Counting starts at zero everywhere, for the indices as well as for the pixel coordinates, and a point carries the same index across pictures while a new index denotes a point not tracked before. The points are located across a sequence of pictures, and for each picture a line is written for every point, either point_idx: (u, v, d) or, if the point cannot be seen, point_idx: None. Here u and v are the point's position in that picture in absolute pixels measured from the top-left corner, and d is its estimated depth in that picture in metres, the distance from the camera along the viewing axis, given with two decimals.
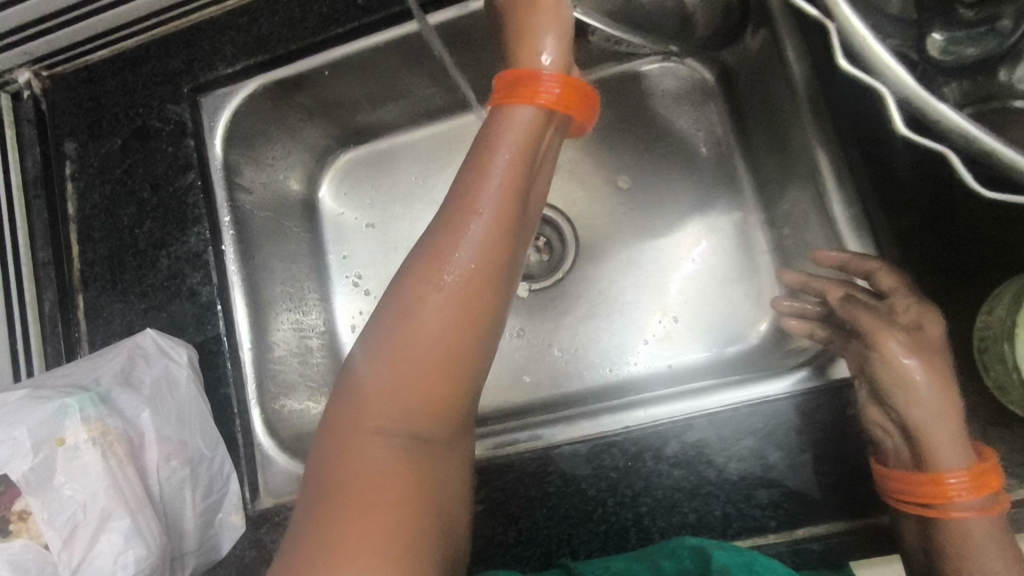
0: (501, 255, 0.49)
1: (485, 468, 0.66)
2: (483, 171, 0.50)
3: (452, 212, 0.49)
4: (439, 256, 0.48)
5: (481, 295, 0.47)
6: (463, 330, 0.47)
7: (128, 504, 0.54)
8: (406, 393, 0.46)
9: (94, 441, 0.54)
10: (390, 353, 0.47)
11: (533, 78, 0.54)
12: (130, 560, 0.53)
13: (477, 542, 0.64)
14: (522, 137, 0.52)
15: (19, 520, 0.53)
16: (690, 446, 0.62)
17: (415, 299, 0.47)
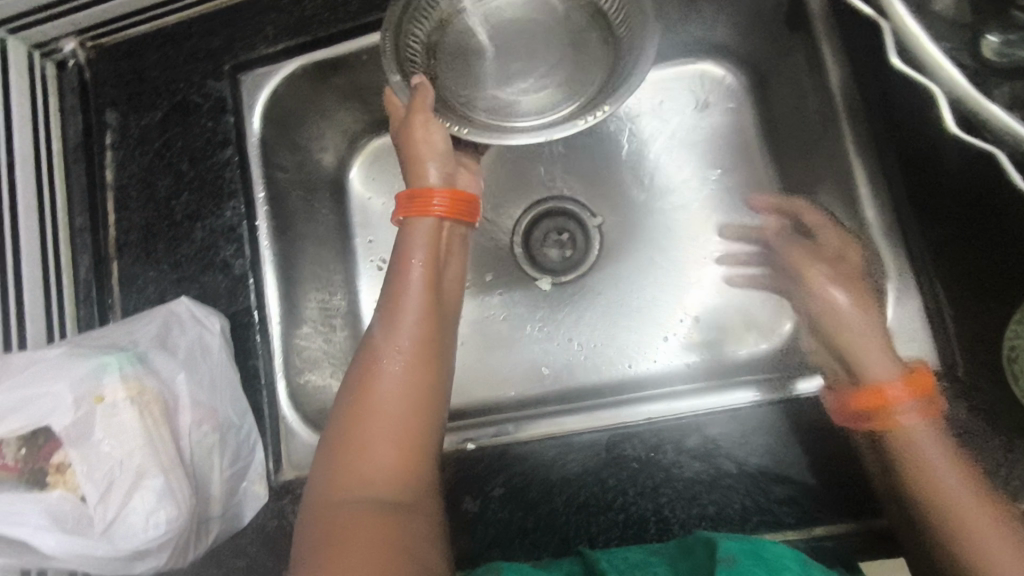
0: (429, 339, 0.64)
1: (503, 454, 0.67)
2: (406, 268, 0.65)
3: (387, 315, 0.64)
4: (380, 349, 0.62)
5: (418, 375, 0.62)
6: (409, 400, 0.60)
7: (163, 463, 0.55)
8: (371, 456, 0.57)
9: (131, 400, 0.55)
10: (349, 431, 0.59)
11: (425, 193, 0.67)
12: (162, 518, 0.54)
13: (495, 525, 0.65)
14: (429, 228, 0.66)
15: (56, 473, 0.55)
16: (711, 440, 0.63)
17: (365, 387, 0.60)
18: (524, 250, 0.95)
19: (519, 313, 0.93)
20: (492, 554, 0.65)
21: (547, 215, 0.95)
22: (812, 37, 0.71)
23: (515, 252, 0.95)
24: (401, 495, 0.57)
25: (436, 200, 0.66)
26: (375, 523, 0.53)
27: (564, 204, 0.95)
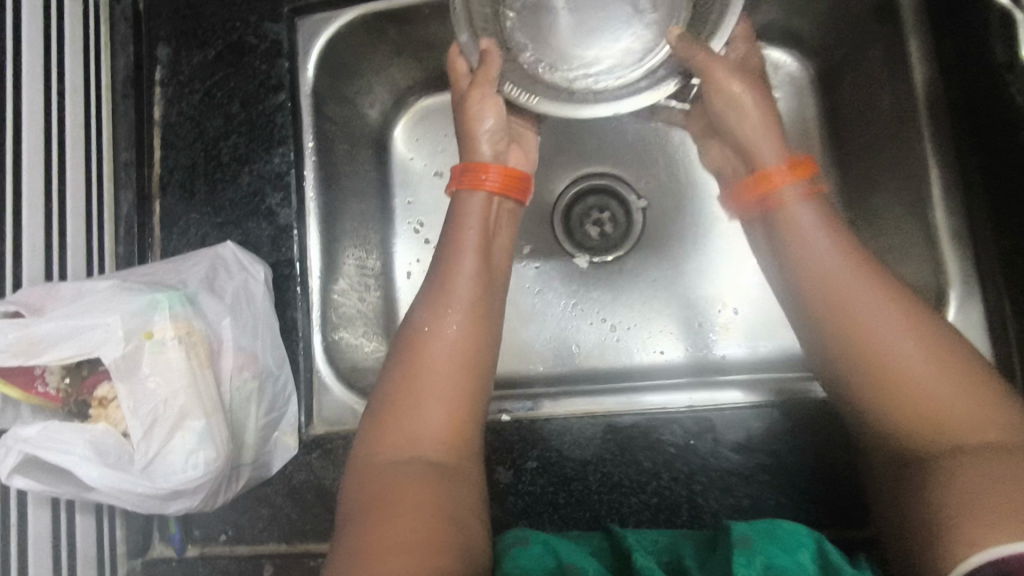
0: (479, 311, 0.63)
1: (540, 428, 0.66)
2: (458, 237, 0.64)
3: (436, 281, 0.63)
4: (427, 321, 0.61)
5: (468, 347, 0.61)
6: (456, 373, 0.59)
7: (204, 406, 0.55)
8: (416, 428, 0.57)
9: (180, 339, 0.55)
10: (397, 396, 0.58)
11: (478, 167, 0.66)
12: (201, 460, 0.54)
13: (525, 497, 0.65)
14: (480, 203, 0.66)
15: (99, 407, 0.54)
16: (754, 433, 0.62)
17: (413, 359, 0.60)
18: (563, 224, 0.93)
19: (554, 289, 0.91)
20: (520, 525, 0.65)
21: (590, 191, 0.93)
22: (902, 30, 0.68)
23: (552, 224, 0.93)
24: (448, 467, 0.56)
25: (489, 175, 0.66)
26: (418, 494, 0.53)
27: (609, 181, 0.93)
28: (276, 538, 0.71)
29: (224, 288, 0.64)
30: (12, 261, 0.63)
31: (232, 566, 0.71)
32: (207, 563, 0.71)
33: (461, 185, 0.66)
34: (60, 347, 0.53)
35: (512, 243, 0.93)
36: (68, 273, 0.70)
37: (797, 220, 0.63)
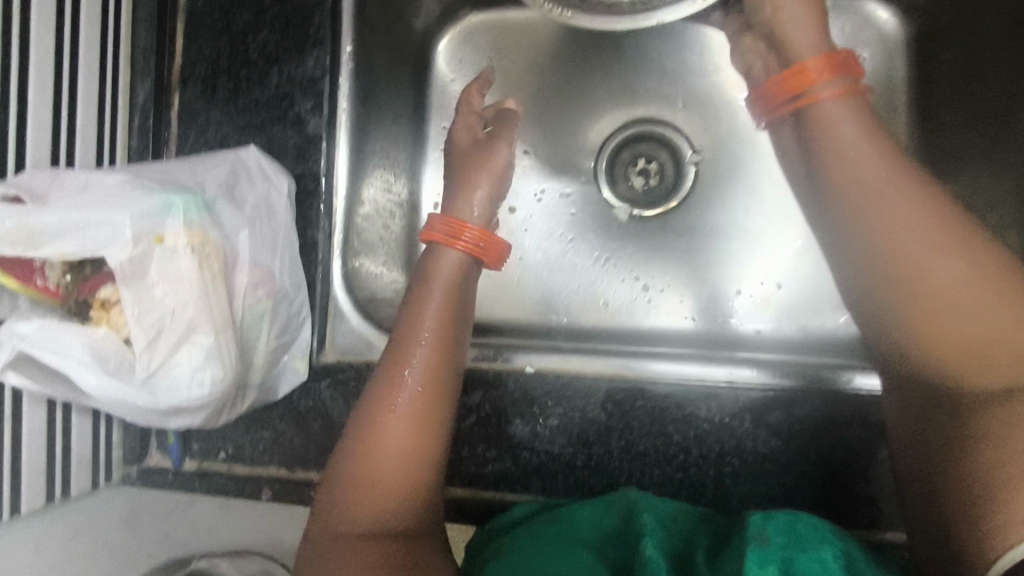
0: (444, 372, 0.59)
1: (569, 387, 0.62)
2: (423, 293, 0.61)
3: (399, 342, 0.60)
4: (387, 389, 0.58)
5: (431, 416, 0.58)
6: (413, 450, 0.56)
7: (214, 321, 0.50)
8: (373, 506, 0.55)
9: (193, 248, 0.50)
10: (354, 469, 0.56)
11: (453, 226, 0.64)
12: (207, 380, 0.50)
13: (541, 453, 0.62)
14: (452, 264, 0.63)
15: (101, 310, 0.50)
16: (797, 421, 0.58)
17: (367, 427, 0.57)
18: (607, 171, 0.86)
19: (590, 241, 0.85)
20: (531, 482, 0.62)
21: (641, 139, 0.85)
22: None
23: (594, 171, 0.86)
24: (405, 543, 0.55)
25: (463, 235, 0.64)
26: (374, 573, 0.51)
27: (663, 129, 0.85)
28: (276, 462, 0.68)
29: (244, 198, 0.59)
30: (15, 140, 0.58)
31: (230, 485, 0.68)
32: (205, 479, 0.69)
33: (436, 239, 0.64)
34: (64, 240, 0.48)
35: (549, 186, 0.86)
36: (77, 161, 0.64)
37: (834, 122, 0.53)
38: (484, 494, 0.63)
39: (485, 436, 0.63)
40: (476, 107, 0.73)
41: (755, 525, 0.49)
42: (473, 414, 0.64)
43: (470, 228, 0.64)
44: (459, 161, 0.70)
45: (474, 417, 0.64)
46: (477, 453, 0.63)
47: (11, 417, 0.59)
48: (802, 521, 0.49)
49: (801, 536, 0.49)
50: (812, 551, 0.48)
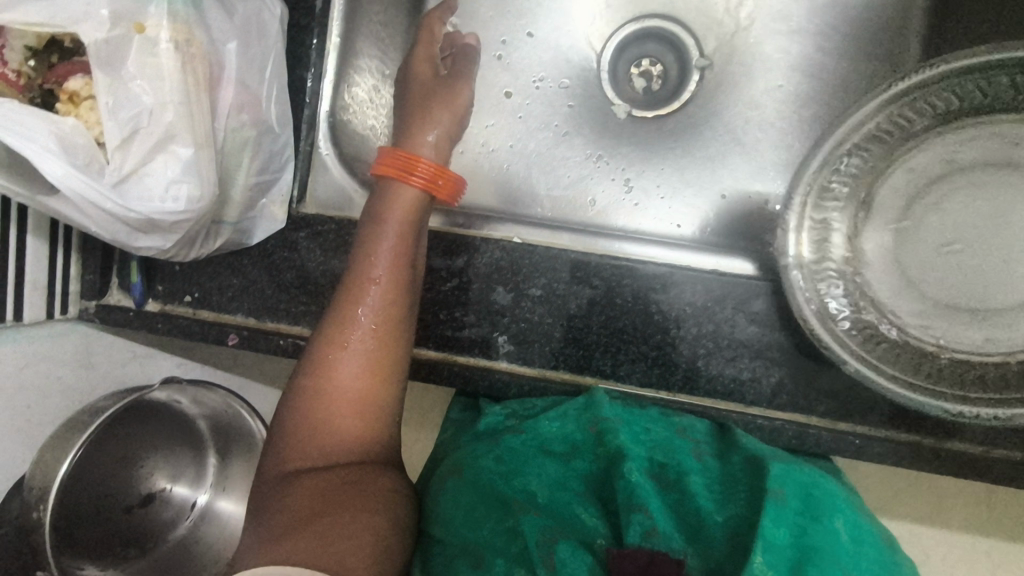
0: (399, 309, 0.56)
1: (558, 259, 0.62)
2: (377, 228, 0.56)
3: (354, 276, 0.56)
4: (339, 324, 0.55)
5: (385, 353, 0.55)
6: (369, 387, 0.54)
7: (195, 133, 0.47)
8: (326, 446, 0.53)
9: (176, 46, 0.45)
10: (306, 405, 0.54)
11: (408, 159, 0.58)
12: (182, 194, 0.47)
13: (522, 324, 0.62)
14: (408, 197, 0.57)
15: (69, 103, 0.46)
16: (771, 309, 0.60)
17: (320, 370, 0.54)
18: (611, 69, 0.81)
19: (579, 136, 0.79)
20: (508, 349, 0.62)
21: (647, 37, 0.81)
22: None
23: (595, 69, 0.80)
24: (360, 472, 0.52)
25: (418, 171, 0.58)
26: (330, 498, 0.50)
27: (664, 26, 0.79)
28: (244, 311, 0.66)
29: (236, 7, 0.51)
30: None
31: (194, 329, 0.66)
32: (167, 320, 0.67)
33: (388, 172, 0.58)
34: (28, 6, 0.43)
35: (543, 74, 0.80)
36: None
37: None
38: (458, 357, 0.63)
39: (466, 300, 0.63)
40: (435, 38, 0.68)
41: (775, 479, 0.49)
42: (454, 278, 0.63)
43: (425, 165, 0.58)
44: (419, 95, 0.64)
45: (454, 281, 0.63)
46: (454, 316, 0.63)
47: None
48: (820, 487, 0.50)
49: (815, 504, 0.49)
50: (827, 522, 0.48)
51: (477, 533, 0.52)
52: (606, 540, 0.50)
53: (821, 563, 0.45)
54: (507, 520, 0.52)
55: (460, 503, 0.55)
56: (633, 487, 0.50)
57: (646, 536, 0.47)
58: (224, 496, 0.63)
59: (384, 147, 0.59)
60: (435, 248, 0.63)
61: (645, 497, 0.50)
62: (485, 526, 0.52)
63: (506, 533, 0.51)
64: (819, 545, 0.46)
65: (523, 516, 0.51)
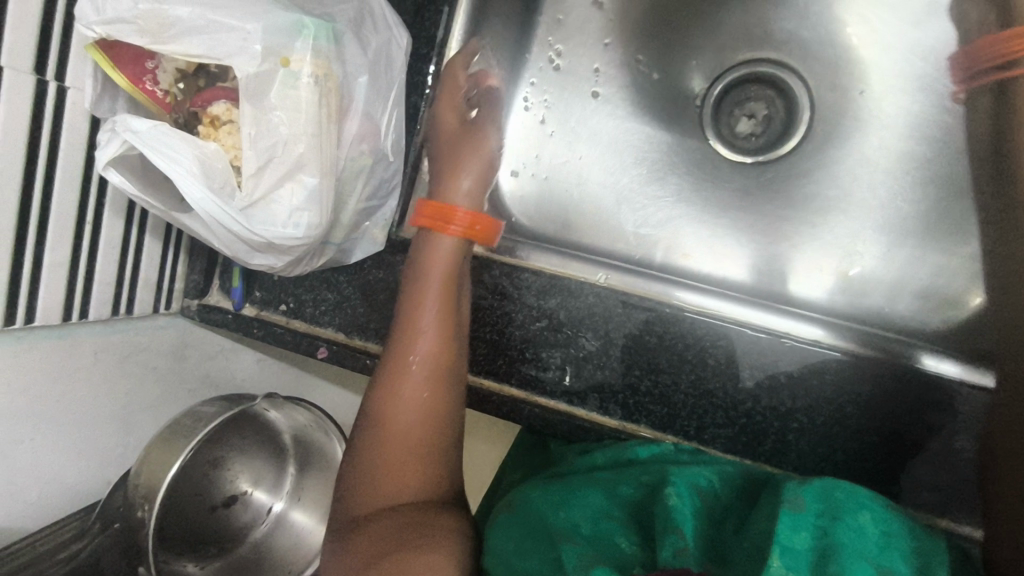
0: (451, 356, 0.56)
1: (649, 313, 0.61)
2: (421, 278, 0.57)
3: (402, 329, 0.56)
4: (394, 373, 0.54)
5: (443, 400, 0.54)
6: (431, 430, 0.53)
7: (321, 164, 0.48)
8: (390, 491, 0.50)
9: (316, 80, 0.47)
10: (366, 455, 0.51)
11: (445, 210, 0.59)
12: (303, 221, 0.49)
13: (607, 373, 0.61)
14: (450, 247, 0.58)
15: (209, 127, 0.48)
16: (868, 388, 0.57)
17: (381, 419, 0.52)
18: (714, 108, 0.77)
19: (675, 178, 0.77)
20: (589, 396, 0.62)
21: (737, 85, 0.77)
22: None
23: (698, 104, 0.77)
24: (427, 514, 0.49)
25: (455, 222, 0.58)
26: (396, 539, 0.46)
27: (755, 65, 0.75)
28: (335, 325, 0.68)
29: (371, 39, 0.53)
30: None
31: (287, 338, 0.68)
32: (263, 326, 0.69)
33: (427, 224, 0.59)
34: (192, 39, 0.45)
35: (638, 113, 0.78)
36: None
37: None
38: (540, 399, 0.63)
39: (553, 342, 0.62)
40: (459, 84, 0.65)
41: (790, 490, 0.44)
42: (544, 319, 0.63)
43: (462, 215, 0.59)
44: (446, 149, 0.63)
45: (544, 322, 0.63)
46: (540, 357, 0.63)
47: (94, 218, 0.58)
48: (840, 488, 0.44)
49: (837, 503, 0.43)
50: (850, 520, 0.42)
51: (526, 561, 0.47)
52: (640, 566, 0.45)
53: (842, 561, 0.39)
54: (554, 550, 0.47)
55: (512, 535, 0.50)
56: (671, 514, 0.47)
57: (675, 555, 0.43)
58: (297, 508, 0.65)
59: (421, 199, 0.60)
60: (528, 286, 0.63)
61: (680, 520, 0.46)
62: (532, 554, 0.47)
63: (550, 562, 0.46)
64: (842, 544, 0.41)
65: (567, 543, 0.46)
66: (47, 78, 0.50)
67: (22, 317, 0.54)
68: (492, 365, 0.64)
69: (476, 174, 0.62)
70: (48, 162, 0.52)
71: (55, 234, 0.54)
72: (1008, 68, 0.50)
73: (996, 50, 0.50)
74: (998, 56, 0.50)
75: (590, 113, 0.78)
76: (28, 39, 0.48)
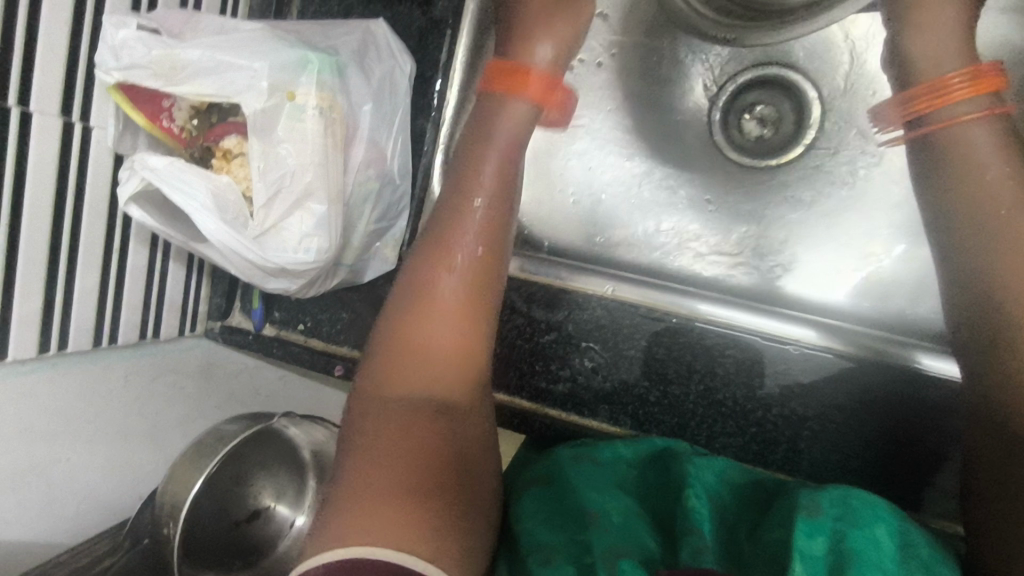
0: (495, 252, 0.53)
1: (660, 324, 0.61)
2: (480, 151, 0.54)
3: (451, 210, 0.53)
4: (439, 257, 0.51)
5: (482, 299, 0.52)
6: (470, 324, 0.50)
7: (329, 191, 0.50)
8: (418, 377, 0.48)
9: (321, 111, 0.49)
10: (397, 337, 0.50)
11: (517, 70, 0.55)
12: (313, 246, 0.51)
13: (617, 383, 0.62)
14: (523, 109, 0.55)
15: (223, 160, 0.51)
16: (878, 393, 0.58)
17: (417, 306, 0.51)
18: (722, 119, 0.74)
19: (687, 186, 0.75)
20: (599, 408, 0.62)
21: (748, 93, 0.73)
22: None
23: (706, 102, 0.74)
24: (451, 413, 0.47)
25: (532, 80, 0.55)
26: (414, 443, 0.44)
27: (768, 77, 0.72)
28: (351, 343, 0.70)
29: (373, 68, 0.56)
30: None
31: (304, 356, 0.71)
32: (282, 346, 0.72)
33: (499, 83, 0.55)
34: (203, 80, 0.48)
35: (648, 122, 0.75)
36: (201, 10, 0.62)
37: (969, 150, 0.50)
38: (551, 410, 0.64)
39: (563, 354, 0.63)
40: None
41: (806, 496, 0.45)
42: (553, 331, 0.63)
43: (535, 78, 0.55)
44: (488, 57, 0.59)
45: (553, 335, 0.63)
46: (550, 369, 0.64)
47: (119, 249, 0.61)
48: (856, 497, 0.45)
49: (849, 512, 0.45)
50: (866, 530, 0.43)
51: (551, 538, 0.47)
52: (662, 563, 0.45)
53: (858, 569, 0.40)
54: (580, 533, 0.46)
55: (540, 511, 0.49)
56: (689, 512, 0.47)
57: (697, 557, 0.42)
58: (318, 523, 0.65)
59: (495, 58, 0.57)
60: (537, 299, 0.64)
61: (700, 520, 0.46)
62: (556, 534, 0.47)
63: (577, 544, 0.45)
64: (858, 554, 0.41)
65: (594, 529, 0.45)
66: (72, 119, 0.53)
67: (56, 343, 0.57)
68: (504, 379, 0.65)
69: (557, 39, 0.56)
70: (75, 198, 0.55)
71: (84, 263, 0.57)
72: (919, 126, 0.52)
73: (901, 110, 0.52)
74: (909, 114, 0.52)
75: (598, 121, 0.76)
76: (55, 83, 0.51)
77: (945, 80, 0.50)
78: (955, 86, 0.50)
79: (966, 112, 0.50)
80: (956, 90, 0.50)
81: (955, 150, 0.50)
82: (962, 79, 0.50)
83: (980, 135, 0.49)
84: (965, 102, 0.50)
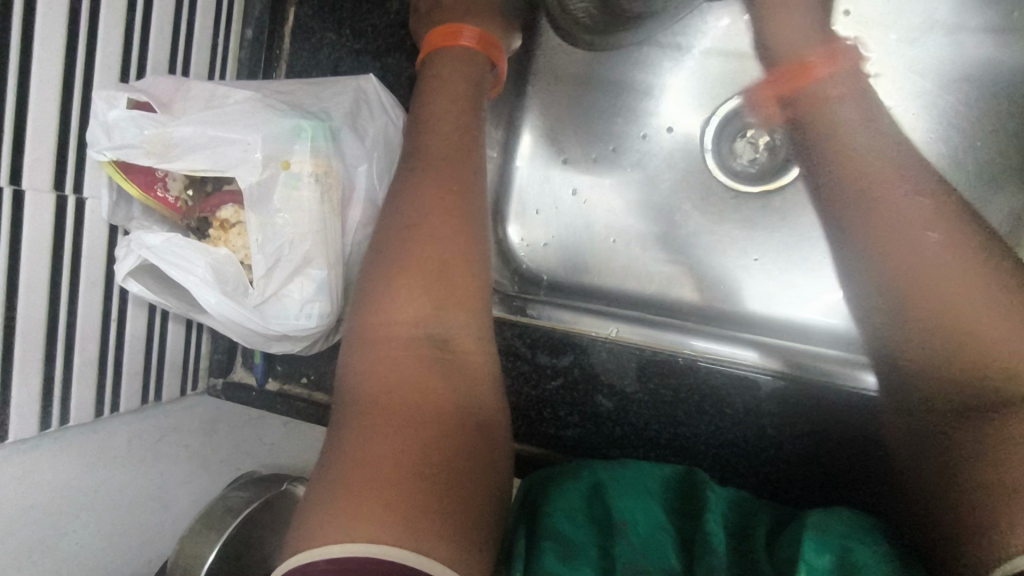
0: (468, 175, 0.55)
1: (663, 365, 0.63)
2: (447, 92, 0.58)
3: (428, 142, 0.55)
4: (429, 186, 0.53)
5: (461, 227, 0.52)
6: (458, 253, 0.52)
7: (328, 255, 0.51)
8: (410, 315, 0.49)
9: (318, 178, 0.50)
10: (387, 273, 0.50)
11: (451, 28, 0.60)
12: (315, 312, 0.52)
13: (629, 427, 0.64)
14: (475, 58, 0.60)
15: (220, 231, 0.53)
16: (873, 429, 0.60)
17: (406, 234, 0.51)
18: (714, 143, 0.72)
19: (683, 215, 0.73)
20: (612, 451, 0.65)
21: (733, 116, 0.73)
22: None
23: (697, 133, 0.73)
24: (451, 352, 0.49)
25: (464, 35, 0.60)
26: (413, 379, 0.46)
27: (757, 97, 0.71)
28: None
29: (367, 128, 0.56)
30: (140, 28, 0.55)
31: (310, 410, 0.77)
32: (286, 401, 0.78)
33: (433, 48, 0.61)
34: (196, 157, 0.49)
35: (645, 155, 0.74)
36: (191, 72, 0.62)
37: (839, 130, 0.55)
38: (561, 457, 0.65)
39: (570, 400, 0.65)
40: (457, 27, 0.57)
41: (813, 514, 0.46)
42: (561, 377, 0.65)
43: (467, 37, 0.60)
44: (457, 94, 0.58)
45: (561, 380, 0.65)
46: (560, 415, 0.65)
47: (120, 315, 0.60)
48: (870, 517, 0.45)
49: (857, 529, 0.45)
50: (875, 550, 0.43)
51: (572, 530, 0.46)
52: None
53: None
54: (604, 539, 0.45)
55: (566, 499, 0.49)
56: (709, 538, 0.45)
57: None
58: None
59: (426, 36, 0.62)
60: (541, 346, 0.66)
61: (716, 541, 0.45)
62: (579, 529, 0.46)
63: (598, 547, 0.45)
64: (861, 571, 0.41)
65: (619, 537, 0.45)
66: (65, 193, 0.52)
67: (56, 421, 0.55)
68: (515, 427, 0.66)
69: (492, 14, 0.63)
70: (72, 272, 0.54)
71: (82, 338, 0.56)
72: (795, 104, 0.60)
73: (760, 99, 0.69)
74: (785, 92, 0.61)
75: (589, 155, 0.74)
76: (46, 158, 0.50)
77: (805, 61, 0.58)
78: (812, 65, 0.58)
79: (833, 90, 0.57)
80: (812, 69, 0.58)
81: (823, 128, 0.56)
82: (820, 55, 0.58)
83: (840, 109, 0.56)
84: (828, 82, 0.57)
